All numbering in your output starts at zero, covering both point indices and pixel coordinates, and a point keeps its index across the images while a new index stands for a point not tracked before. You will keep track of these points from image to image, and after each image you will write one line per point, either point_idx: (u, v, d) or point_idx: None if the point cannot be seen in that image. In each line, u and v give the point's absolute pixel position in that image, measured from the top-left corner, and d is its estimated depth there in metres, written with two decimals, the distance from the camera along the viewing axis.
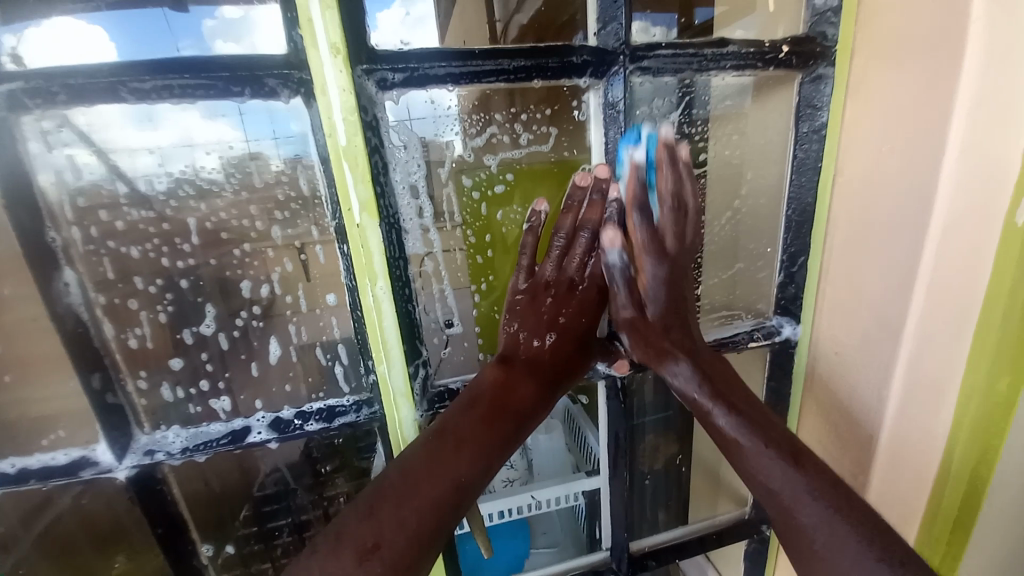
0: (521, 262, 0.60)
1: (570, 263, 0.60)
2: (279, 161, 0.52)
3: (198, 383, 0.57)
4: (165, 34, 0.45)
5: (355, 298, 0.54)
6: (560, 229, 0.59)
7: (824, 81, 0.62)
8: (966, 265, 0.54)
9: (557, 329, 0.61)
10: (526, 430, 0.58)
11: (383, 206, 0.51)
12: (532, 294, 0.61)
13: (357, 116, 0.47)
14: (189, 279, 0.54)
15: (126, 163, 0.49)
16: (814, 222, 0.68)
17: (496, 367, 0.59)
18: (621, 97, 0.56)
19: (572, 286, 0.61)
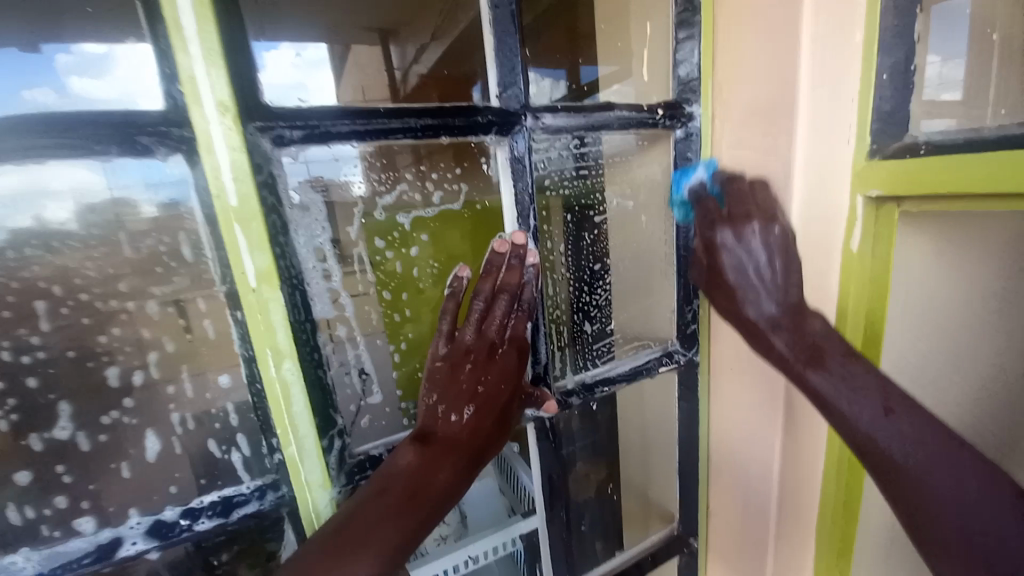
0: (442, 326, 0.58)
1: (490, 327, 0.58)
2: (152, 209, 0.45)
3: (51, 501, 0.47)
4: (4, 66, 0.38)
5: (254, 372, 0.48)
6: (479, 293, 0.59)
7: (693, 138, 0.71)
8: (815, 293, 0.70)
9: (476, 400, 0.58)
10: (444, 511, 0.55)
11: (285, 269, 0.47)
12: (451, 363, 0.58)
13: (250, 175, 0.44)
14: (39, 375, 0.45)
15: None
16: (701, 256, 0.77)
17: (412, 446, 0.55)
18: (527, 151, 0.59)
19: (492, 350, 0.59)
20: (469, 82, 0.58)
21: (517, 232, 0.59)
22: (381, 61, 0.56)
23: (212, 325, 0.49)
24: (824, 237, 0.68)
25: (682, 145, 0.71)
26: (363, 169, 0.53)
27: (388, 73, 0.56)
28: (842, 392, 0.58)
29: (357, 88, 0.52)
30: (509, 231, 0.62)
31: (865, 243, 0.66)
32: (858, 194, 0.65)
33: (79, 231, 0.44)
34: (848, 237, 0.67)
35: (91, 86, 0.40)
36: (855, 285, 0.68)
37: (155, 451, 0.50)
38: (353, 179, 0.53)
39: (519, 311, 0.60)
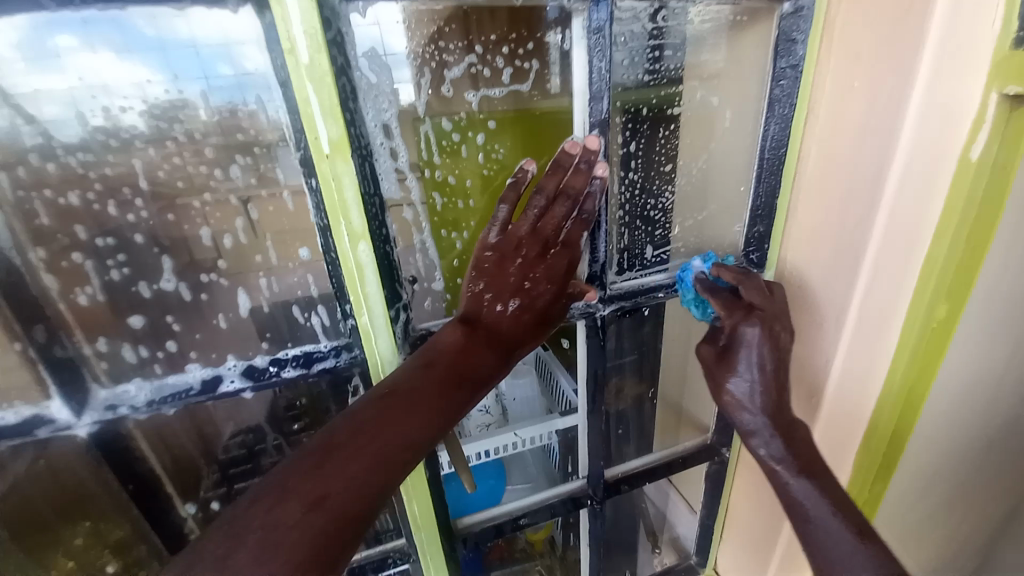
0: (498, 215, 0.57)
1: (547, 226, 0.58)
2: (212, 110, 0.47)
3: (164, 345, 0.54)
4: None
5: (329, 241, 0.51)
6: (540, 191, 0.57)
7: (804, 13, 0.60)
8: (914, 210, 0.61)
9: (520, 296, 0.60)
10: (480, 394, 0.58)
11: (355, 138, 0.47)
12: (500, 254, 0.58)
13: (319, 31, 0.42)
14: (144, 233, 0.50)
15: (38, 111, 0.43)
16: (786, 159, 0.68)
17: (455, 329, 0.58)
18: (607, 21, 0.52)
19: (544, 249, 0.59)
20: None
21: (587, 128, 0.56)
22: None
23: (291, 195, 0.51)
24: (937, 138, 0.58)
25: (786, 23, 0.61)
26: (411, 39, 0.50)
27: None
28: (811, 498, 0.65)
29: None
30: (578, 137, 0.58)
31: (989, 149, 0.56)
32: (994, 87, 0.53)
33: (156, 87, 0.45)
34: (969, 142, 0.56)
35: None
36: (963, 204, 0.59)
37: (246, 308, 0.55)
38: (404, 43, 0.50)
39: (579, 218, 0.59)
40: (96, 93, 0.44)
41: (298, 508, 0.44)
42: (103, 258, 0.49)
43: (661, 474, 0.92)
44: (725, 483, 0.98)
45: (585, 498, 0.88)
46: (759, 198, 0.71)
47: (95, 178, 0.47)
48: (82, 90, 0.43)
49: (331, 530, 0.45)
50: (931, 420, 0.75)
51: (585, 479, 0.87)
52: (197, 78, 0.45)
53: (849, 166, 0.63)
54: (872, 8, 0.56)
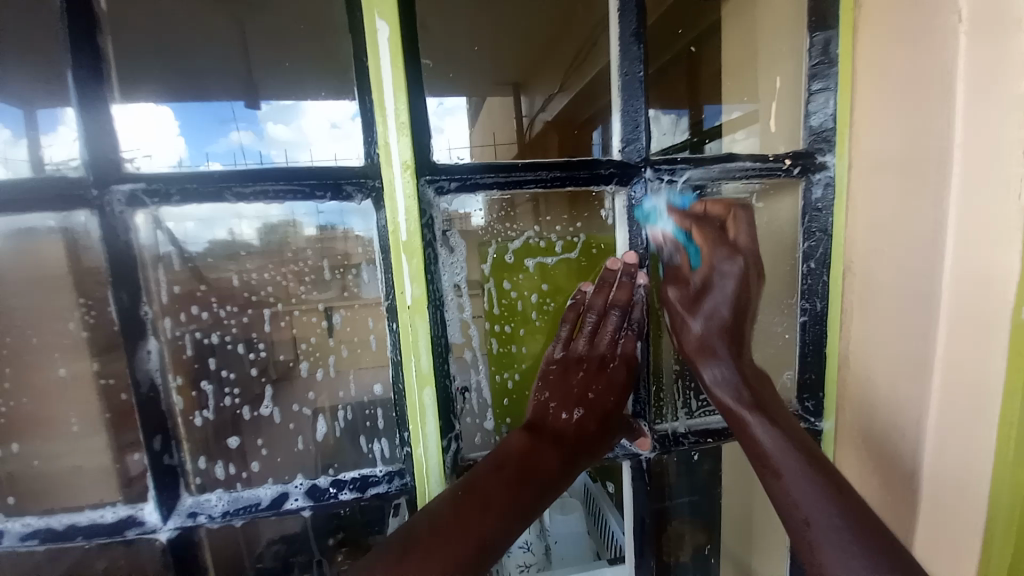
0: (560, 334, 0.67)
1: (601, 340, 0.66)
2: (315, 228, 0.58)
3: (249, 464, 0.61)
4: (228, 120, 0.59)
5: (400, 373, 0.59)
6: (591, 307, 0.66)
7: (827, 187, 0.68)
8: (975, 365, 0.56)
9: (584, 405, 0.64)
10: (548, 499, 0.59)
11: (432, 298, 0.57)
12: (564, 366, 0.67)
13: (417, 218, 0.55)
14: (258, 368, 0.61)
15: (180, 229, 0.56)
16: (828, 315, 0.71)
17: (522, 432, 0.62)
18: (645, 199, 0.63)
19: (603, 363, 0.66)
20: (592, 125, 0.68)
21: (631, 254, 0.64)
22: (512, 110, 0.70)
23: (375, 338, 0.61)
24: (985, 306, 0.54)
25: (817, 198, 0.68)
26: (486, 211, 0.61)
27: (517, 119, 0.70)
28: (796, 467, 0.56)
29: (489, 131, 0.65)
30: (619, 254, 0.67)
31: None
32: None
33: (294, 241, 0.59)
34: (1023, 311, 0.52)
35: (282, 130, 0.59)
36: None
37: (322, 433, 0.63)
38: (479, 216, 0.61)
39: (628, 329, 0.67)
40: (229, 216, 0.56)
41: None
42: (222, 385, 0.60)
43: None
44: None
45: None
46: (805, 344, 0.72)
47: (233, 322, 0.60)
48: (219, 214, 0.56)
49: None
50: None
51: None
52: (309, 209, 0.57)
53: (901, 325, 0.62)
54: (898, 186, 0.61)
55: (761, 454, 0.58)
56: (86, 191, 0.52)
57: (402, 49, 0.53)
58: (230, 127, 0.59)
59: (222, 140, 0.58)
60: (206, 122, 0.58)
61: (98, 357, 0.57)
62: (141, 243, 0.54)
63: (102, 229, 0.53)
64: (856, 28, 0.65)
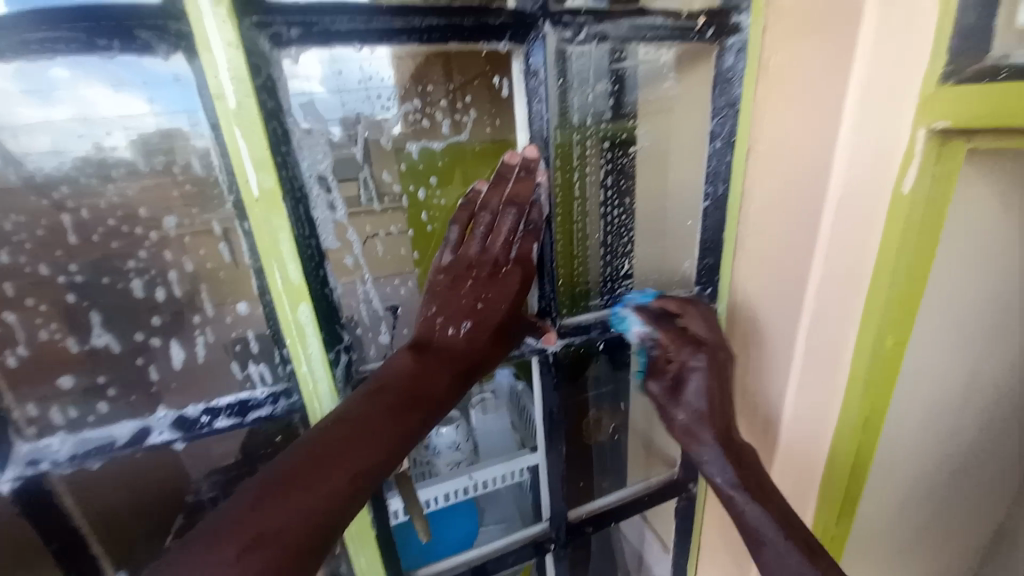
0: (449, 237, 0.60)
1: (494, 243, 0.59)
2: (198, 138, 0.46)
3: (93, 406, 0.51)
4: None
5: (264, 282, 0.50)
6: (486, 206, 0.59)
7: (739, 55, 0.62)
8: (859, 234, 0.61)
9: (473, 317, 0.60)
10: (433, 421, 0.56)
11: (290, 186, 0.47)
12: (452, 275, 0.60)
13: (248, 76, 0.42)
14: (78, 293, 0.48)
15: (16, 144, 0.43)
16: (730, 197, 0.68)
17: (405, 354, 0.56)
18: (542, 66, 0.54)
19: (495, 267, 0.60)
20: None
21: (529, 146, 0.57)
22: None
23: (227, 247, 0.49)
24: (874, 176, 0.58)
25: (727, 66, 0.62)
26: (394, 89, 0.54)
27: None
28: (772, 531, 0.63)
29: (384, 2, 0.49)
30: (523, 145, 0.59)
31: (920, 183, 0.56)
32: (921, 125, 0.54)
33: (181, 157, 0.47)
34: (899, 176, 0.57)
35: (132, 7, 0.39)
36: (902, 227, 0.58)
37: (180, 358, 0.53)
38: (387, 114, 0.55)
39: (526, 228, 0.60)
40: (90, 124, 0.44)
41: (230, 554, 0.40)
42: (29, 314, 0.47)
43: (628, 512, 0.86)
44: (694, 518, 0.91)
45: (547, 543, 0.82)
46: (707, 231, 0.70)
47: (23, 235, 0.45)
48: (66, 119, 0.43)
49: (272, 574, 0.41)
50: (894, 454, 0.75)
51: (546, 521, 0.83)
52: (183, 110, 0.44)
53: (799, 202, 0.63)
54: (811, 51, 0.58)
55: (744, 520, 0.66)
56: None
57: None
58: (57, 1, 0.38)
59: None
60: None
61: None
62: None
63: None
64: None
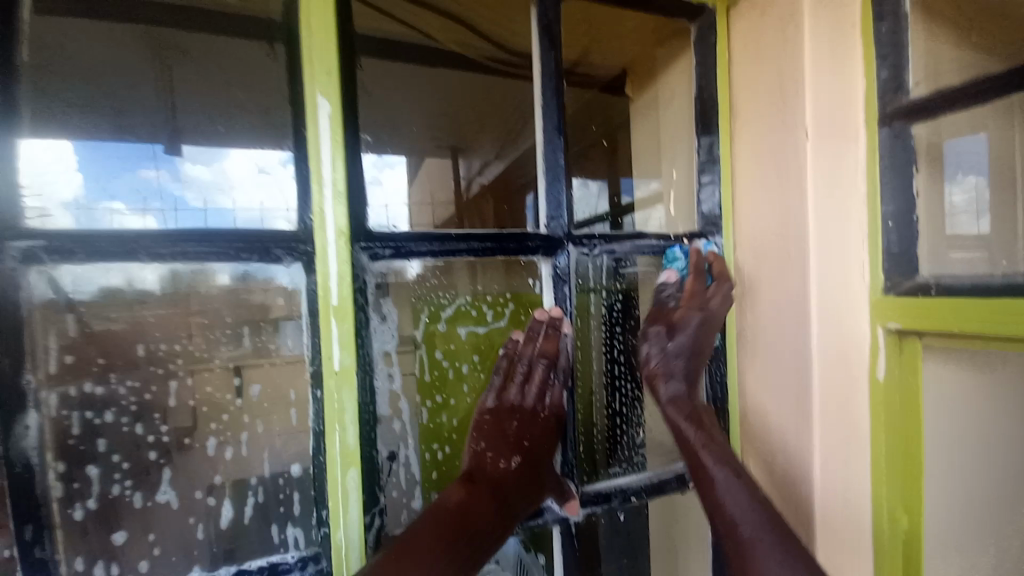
0: (493, 383, 0.69)
1: (530, 390, 0.68)
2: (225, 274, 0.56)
3: (136, 566, 0.55)
4: (148, 157, 0.57)
5: (322, 445, 0.56)
6: (521, 357, 0.68)
7: (719, 263, 0.78)
8: (844, 412, 0.68)
9: (522, 451, 0.67)
10: (484, 554, 0.59)
11: (363, 362, 0.57)
12: (496, 416, 0.68)
13: (350, 281, 0.56)
14: (159, 451, 0.55)
15: (65, 275, 0.51)
16: (730, 374, 0.80)
17: (459, 484, 0.63)
18: (567, 268, 0.69)
19: (534, 412, 0.68)
20: (525, 190, 0.73)
21: (552, 309, 0.68)
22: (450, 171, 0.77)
23: (296, 412, 0.58)
24: (850, 364, 0.68)
25: None
26: (421, 271, 0.63)
27: (456, 179, 0.76)
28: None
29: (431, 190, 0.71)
30: (547, 304, 0.70)
31: (891, 372, 0.65)
32: (878, 324, 0.66)
33: (204, 288, 0.56)
34: (872, 365, 0.66)
35: (202, 172, 0.58)
36: (888, 412, 0.65)
37: (228, 519, 0.58)
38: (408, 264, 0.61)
39: (556, 379, 0.69)
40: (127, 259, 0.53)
41: None
42: (110, 469, 0.54)
43: None
44: None
45: None
46: (714, 392, 0.79)
47: (132, 399, 0.55)
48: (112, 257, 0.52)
49: None
50: None
51: None
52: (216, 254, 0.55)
53: (788, 381, 0.72)
54: (772, 262, 0.73)
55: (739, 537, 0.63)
56: None
57: (342, 121, 0.56)
58: (144, 167, 0.57)
59: (130, 178, 0.56)
60: (114, 161, 0.56)
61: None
62: (33, 303, 0.50)
63: None
64: (733, 132, 0.78)
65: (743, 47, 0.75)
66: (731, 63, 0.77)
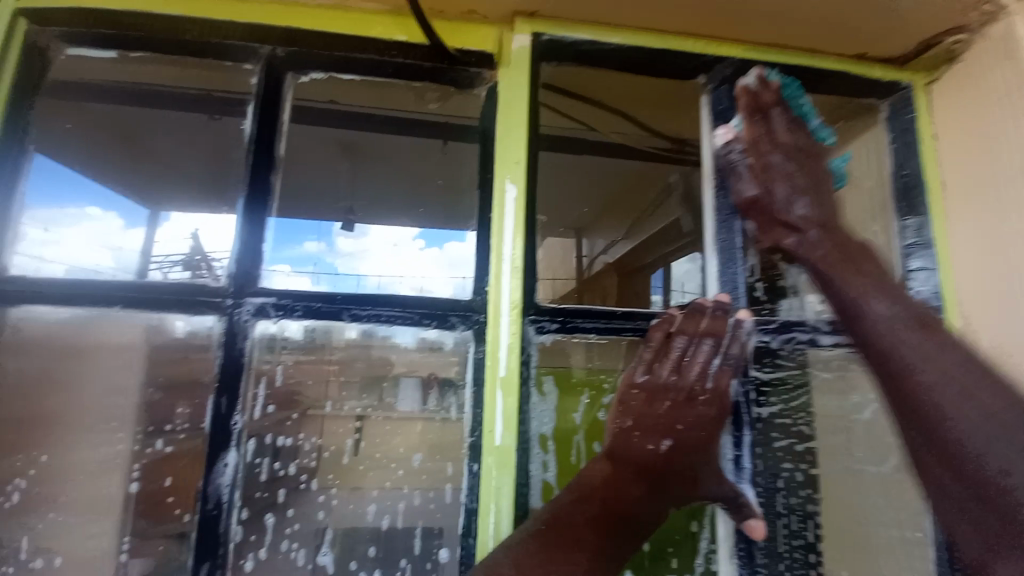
0: (641, 355, 0.58)
1: (690, 369, 0.57)
2: (353, 332, 0.58)
3: None
4: (314, 229, 0.65)
5: (473, 524, 0.54)
6: (682, 332, 0.57)
7: None
8: None
9: (674, 436, 0.55)
10: (637, 534, 0.52)
11: (522, 432, 0.55)
12: (649, 394, 0.56)
13: (517, 353, 0.56)
14: (325, 510, 0.60)
15: (261, 326, 0.58)
16: None
17: (604, 461, 0.54)
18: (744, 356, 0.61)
19: (691, 395, 0.56)
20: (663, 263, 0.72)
21: (739, 313, 0.60)
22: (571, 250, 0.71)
23: (451, 489, 0.58)
24: None
25: None
26: (585, 348, 0.60)
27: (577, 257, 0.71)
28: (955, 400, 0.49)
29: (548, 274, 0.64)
30: None
31: None
32: None
33: (335, 338, 0.59)
34: None
35: (345, 241, 0.67)
36: None
37: None
38: (540, 337, 0.57)
39: (724, 362, 0.58)
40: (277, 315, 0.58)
41: None
42: (282, 523, 0.58)
43: None
44: None
45: None
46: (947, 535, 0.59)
47: (313, 456, 0.61)
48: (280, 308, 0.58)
49: None
50: None
51: None
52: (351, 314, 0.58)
53: None
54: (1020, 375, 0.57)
55: (917, 397, 0.50)
56: (222, 300, 0.57)
57: (525, 201, 0.60)
58: (308, 236, 0.64)
59: (296, 247, 0.63)
60: (285, 233, 0.63)
61: (167, 471, 0.57)
62: (253, 350, 0.58)
63: (223, 333, 0.57)
64: (946, 215, 0.65)
65: (952, 120, 0.66)
66: (937, 135, 0.68)
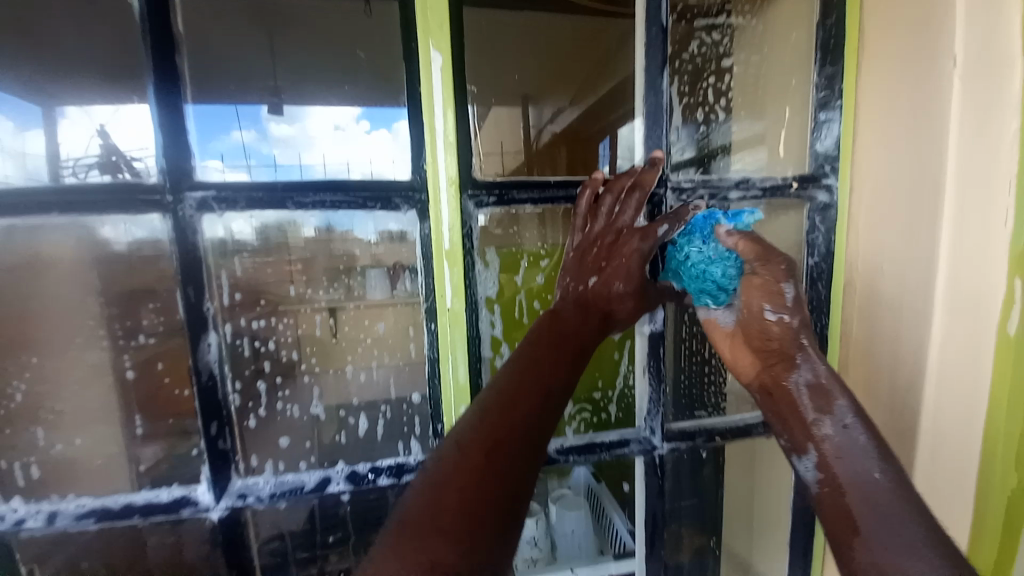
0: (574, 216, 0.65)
1: (621, 216, 0.63)
2: (311, 228, 0.63)
3: (294, 462, 0.67)
4: (233, 117, 0.63)
5: (436, 370, 0.66)
6: (610, 186, 0.63)
7: (830, 210, 0.73)
8: (965, 357, 0.61)
9: (599, 273, 0.63)
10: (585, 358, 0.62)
11: (469, 294, 0.63)
12: (581, 244, 0.64)
13: (459, 228, 0.61)
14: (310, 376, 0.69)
15: (207, 224, 0.60)
16: (831, 323, 0.76)
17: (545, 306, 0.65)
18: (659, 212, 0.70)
19: (620, 236, 0.63)
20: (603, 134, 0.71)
21: None
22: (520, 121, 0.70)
23: (415, 346, 0.68)
24: (972, 328, 0.60)
25: (816, 222, 0.73)
26: (521, 219, 0.66)
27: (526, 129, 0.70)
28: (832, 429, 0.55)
29: (497, 140, 0.67)
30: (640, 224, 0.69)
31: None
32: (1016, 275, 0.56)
33: (293, 236, 0.63)
34: (1004, 318, 0.58)
35: (284, 129, 0.65)
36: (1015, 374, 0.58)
37: (364, 430, 0.70)
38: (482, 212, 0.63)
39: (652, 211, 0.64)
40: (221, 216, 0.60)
41: (480, 454, 0.50)
42: (273, 386, 0.68)
43: None
44: None
45: None
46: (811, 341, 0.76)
47: (290, 334, 0.68)
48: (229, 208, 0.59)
49: (514, 468, 0.50)
50: None
51: None
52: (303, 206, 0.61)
53: (892, 333, 0.68)
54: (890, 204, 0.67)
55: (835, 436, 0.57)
56: (162, 196, 0.58)
57: (452, 76, 0.59)
58: (232, 124, 0.63)
59: (223, 137, 0.62)
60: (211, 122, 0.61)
61: (156, 358, 0.64)
62: (207, 245, 0.60)
63: (173, 229, 0.59)
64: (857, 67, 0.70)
65: None
66: None
